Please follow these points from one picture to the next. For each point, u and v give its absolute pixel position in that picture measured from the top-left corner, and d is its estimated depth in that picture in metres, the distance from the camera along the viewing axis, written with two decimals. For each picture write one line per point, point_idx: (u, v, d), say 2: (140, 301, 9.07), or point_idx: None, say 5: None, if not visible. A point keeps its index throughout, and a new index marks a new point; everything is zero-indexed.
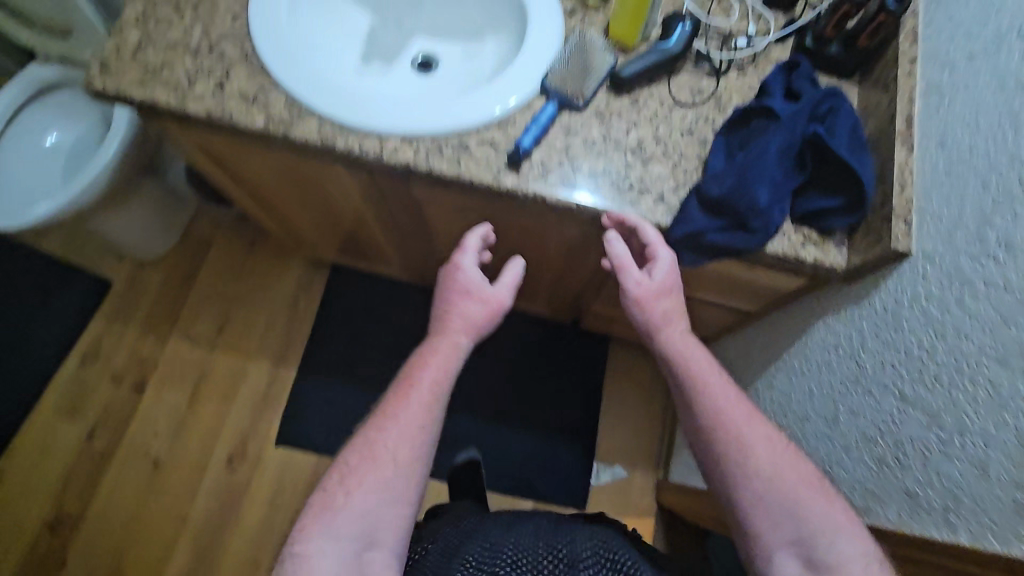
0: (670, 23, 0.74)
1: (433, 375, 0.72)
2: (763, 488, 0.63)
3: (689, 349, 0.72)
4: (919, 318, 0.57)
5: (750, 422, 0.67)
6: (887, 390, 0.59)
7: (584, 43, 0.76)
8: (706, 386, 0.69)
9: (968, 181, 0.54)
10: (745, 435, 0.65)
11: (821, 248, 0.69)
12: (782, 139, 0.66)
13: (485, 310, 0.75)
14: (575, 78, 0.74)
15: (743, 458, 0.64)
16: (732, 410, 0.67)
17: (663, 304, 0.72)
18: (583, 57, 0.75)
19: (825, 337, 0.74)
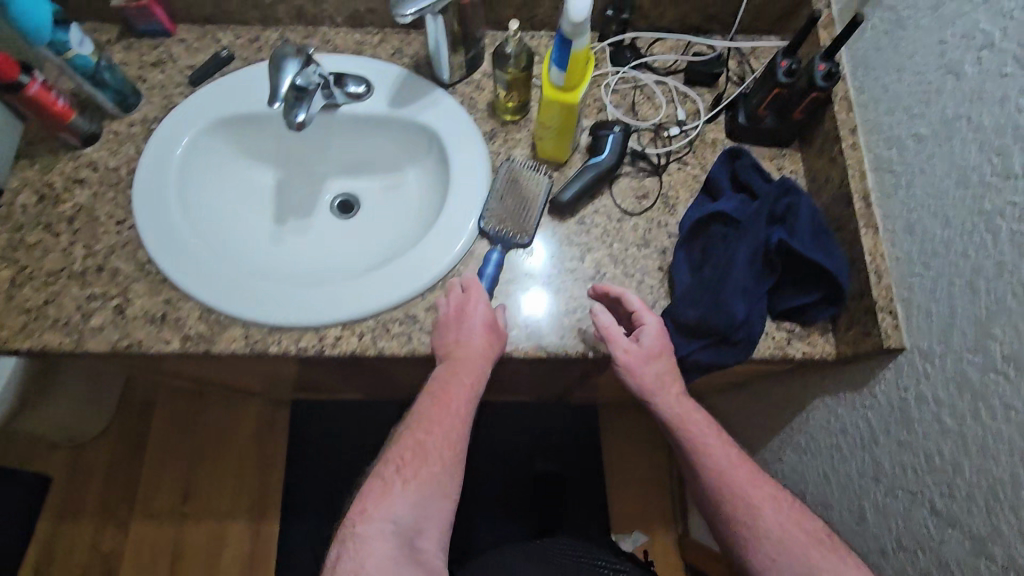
0: (599, 135, 0.70)
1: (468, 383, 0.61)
2: (776, 556, 0.59)
3: (688, 413, 0.63)
4: (932, 423, 0.54)
5: (756, 484, 0.62)
6: (915, 498, 0.56)
7: (514, 171, 0.69)
8: (706, 451, 0.62)
9: (951, 280, 0.51)
10: (750, 500, 0.60)
11: (808, 340, 0.64)
12: (747, 247, 0.61)
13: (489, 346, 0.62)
14: (512, 216, 0.68)
15: (750, 529, 0.60)
16: (731, 479, 0.61)
17: (653, 366, 0.62)
18: (517, 189, 0.69)
19: (828, 420, 0.70)
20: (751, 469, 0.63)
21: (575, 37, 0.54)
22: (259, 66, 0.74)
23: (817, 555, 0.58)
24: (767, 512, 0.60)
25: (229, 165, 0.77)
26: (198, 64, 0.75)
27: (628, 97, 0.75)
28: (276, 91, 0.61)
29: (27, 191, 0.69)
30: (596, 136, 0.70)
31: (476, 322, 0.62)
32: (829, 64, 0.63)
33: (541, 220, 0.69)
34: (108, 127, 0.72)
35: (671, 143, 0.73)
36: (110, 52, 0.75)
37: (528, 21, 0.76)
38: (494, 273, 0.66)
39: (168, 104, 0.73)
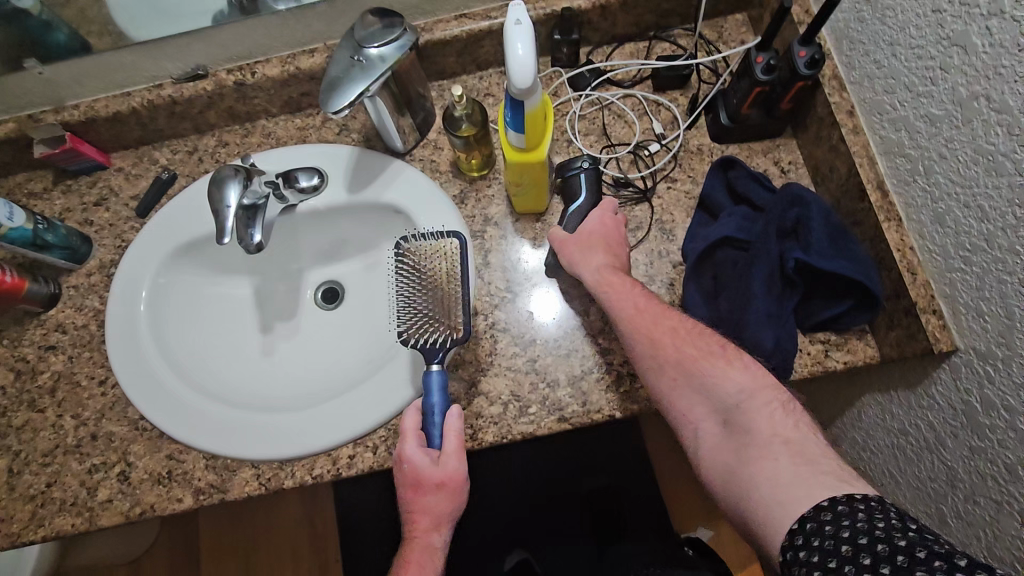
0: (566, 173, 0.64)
1: None
2: (680, 392, 0.52)
3: (606, 275, 0.58)
4: (1007, 432, 0.48)
5: (657, 323, 0.55)
6: (1001, 508, 0.50)
7: (418, 250, 0.60)
8: (611, 304, 0.56)
9: (1001, 276, 0.46)
10: (654, 336, 0.54)
11: (846, 348, 0.59)
12: (760, 269, 0.56)
13: (446, 503, 0.56)
14: (441, 311, 0.58)
15: (647, 363, 0.54)
16: (636, 323, 0.55)
17: (580, 240, 0.60)
18: (428, 278, 0.59)
19: (885, 419, 0.64)
20: (659, 309, 0.56)
21: (526, 98, 0.49)
22: (203, 180, 0.70)
23: (709, 363, 0.51)
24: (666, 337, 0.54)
25: (198, 285, 0.73)
26: (143, 192, 0.71)
27: (597, 121, 0.69)
28: (223, 225, 0.56)
29: (3, 370, 0.66)
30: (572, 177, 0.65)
31: (434, 482, 0.55)
32: (811, 50, 0.56)
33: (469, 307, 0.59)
34: (67, 283, 0.69)
35: (654, 162, 0.67)
36: (50, 201, 0.71)
37: (472, 65, 0.70)
38: (442, 401, 0.56)
39: (122, 244, 0.69)
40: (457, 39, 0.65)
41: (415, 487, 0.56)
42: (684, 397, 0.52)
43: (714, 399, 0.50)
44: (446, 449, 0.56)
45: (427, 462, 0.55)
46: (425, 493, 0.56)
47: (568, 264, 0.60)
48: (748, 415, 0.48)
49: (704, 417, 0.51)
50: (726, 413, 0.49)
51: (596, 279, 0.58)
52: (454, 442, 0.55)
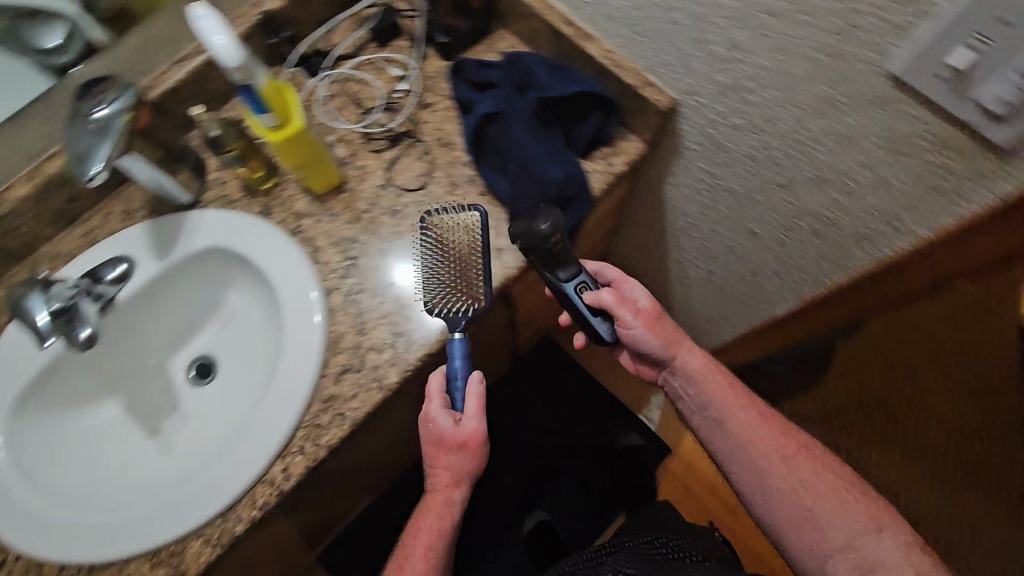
0: (528, 226, 0.61)
1: (426, 541, 0.66)
2: (777, 473, 0.66)
3: (710, 371, 0.72)
4: (734, 131, 0.61)
5: (793, 443, 0.68)
6: (767, 190, 0.64)
7: (439, 227, 0.65)
8: (735, 409, 0.70)
9: (662, 27, 0.59)
10: (785, 447, 0.68)
11: (618, 149, 0.72)
12: (521, 125, 0.66)
13: (466, 458, 0.65)
14: (455, 283, 0.63)
15: (781, 470, 0.66)
16: (760, 432, 0.69)
17: (665, 327, 0.71)
18: (453, 252, 0.64)
19: (682, 192, 0.77)
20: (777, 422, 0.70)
21: (251, 80, 0.55)
22: (7, 325, 0.67)
23: (846, 496, 0.64)
24: (778, 450, 0.67)
25: (60, 426, 0.69)
26: None
27: (346, 93, 0.77)
28: (37, 326, 0.57)
29: None
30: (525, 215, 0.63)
31: (452, 438, 0.63)
32: None
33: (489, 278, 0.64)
34: None
35: (407, 98, 0.76)
36: None
37: (214, 100, 0.74)
38: (463, 367, 0.62)
39: None
40: (184, 80, 0.70)
41: (439, 444, 0.64)
42: (816, 514, 0.64)
43: (843, 526, 0.63)
44: (467, 410, 0.62)
45: (446, 421, 0.63)
46: (448, 451, 0.64)
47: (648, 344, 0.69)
48: (875, 547, 0.61)
49: (831, 543, 0.63)
50: (848, 544, 0.62)
51: (699, 377, 0.72)
52: (475, 404, 0.62)
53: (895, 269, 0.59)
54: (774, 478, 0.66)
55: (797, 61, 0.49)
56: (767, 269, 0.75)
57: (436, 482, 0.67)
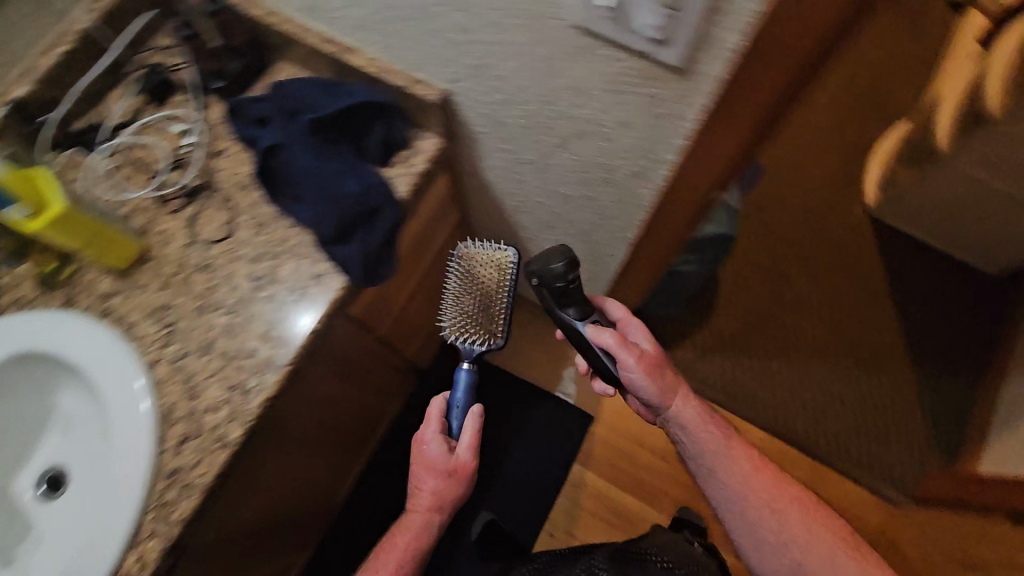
0: (544, 266, 0.71)
1: (396, 556, 0.84)
2: (756, 511, 0.78)
3: (707, 421, 0.81)
4: (502, 105, 0.64)
5: (784, 494, 0.78)
6: (553, 152, 0.67)
7: (464, 260, 0.89)
8: (733, 459, 0.80)
9: (401, 25, 0.60)
10: (770, 499, 0.78)
11: (418, 150, 0.74)
12: (306, 152, 0.67)
13: (447, 481, 0.86)
14: (476, 316, 0.87)
15: (769, 514, 0.77)
16: (756, 483, 0.79)
17: (664, 375, 0.78)
18: (477, 284, 0.88)
19: (497, 173, 0.80)
20: (778, 476, 0.80)
21: None
22: None
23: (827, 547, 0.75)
24: (767, 503, 0.78)
25: None
26: None
27: (131, 162, 0.74)
28: None
29: None
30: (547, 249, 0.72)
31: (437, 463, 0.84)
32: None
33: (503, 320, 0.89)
34: None
35: (195, 150, 0.73)
36: None
37: None
38: (464, 399, 0.86)
39: None
40: None
41: (430, 467, 0.86)
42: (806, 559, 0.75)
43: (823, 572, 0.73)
44: (462, 441, 0.85)
45: (439, 451, 0.84)
46: (439, 474, 0.86)
47: (647, 392, 0.77)
48: None
49: None
50: None
51: (694, 425, 0.80)
52: (469, 437, 0.84)
53: (670, 197, 0.63)
54: (746, 513, 0.78)
55: (510, 30, 0.52)
56: (593, 225, 0.79)
57: (420, 501, 0.87)
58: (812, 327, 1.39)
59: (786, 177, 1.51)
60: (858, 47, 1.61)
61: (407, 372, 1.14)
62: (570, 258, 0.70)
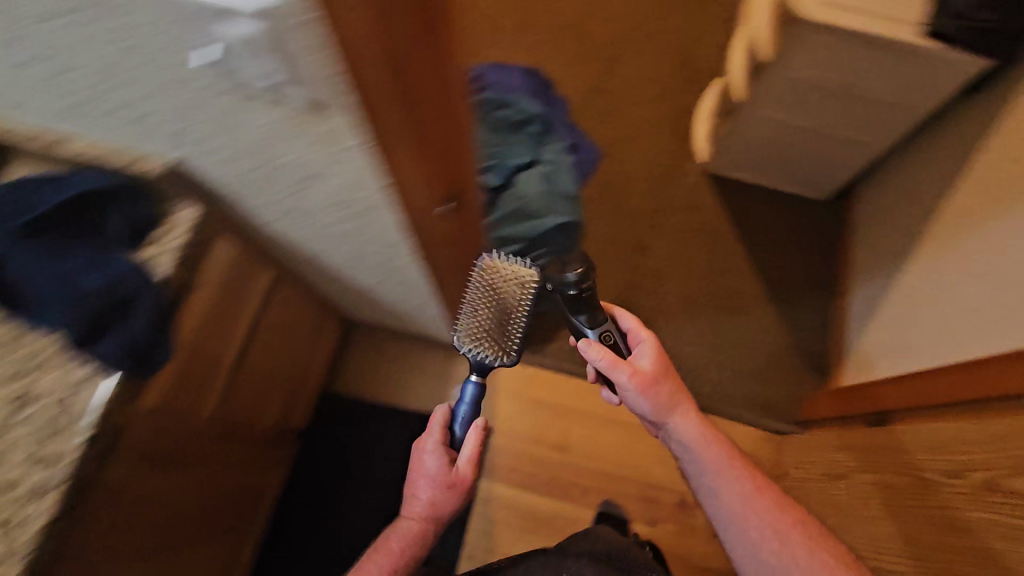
0: (560, 276, 0.89)
1: (387, 562, 0.94)
2: (751, 522, 0.92)
3: (698, 431, 0.97)
4: (228, 164, 0.62)
5: (780, 506, 0.92)
6: (303, 196, 0.66)
7: (486, 267, 0.81)
8: (727, 467, 0.95)
9: (85, 109, 0.57)
10: (760, 505, 0.92)
11: (174, 225, 0.70)
12: (38, 259, 0.64)
13: (444, 494, 0.93)
14: (493, 324, 0.82)
15: (762, 515, 0.91)
16: (752, 495, 0.93)
17: (660, 390, 0.95)
18: (493, 295, 0.81)
19: (279, 223, 0.78)
20: (771, 490, 0.94)
21: None
22: None
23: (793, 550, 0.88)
24: (769, 524, 0.90)
25: None
26: None
27: None
28: None
29: None
30: (565, 259, 0.91)
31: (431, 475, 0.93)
32: None
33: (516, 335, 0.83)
34: None
35: None
36: None
37: None
38: (468, 411, 0.89)
39: None
40: None
41: (428, 478, 0.94)
42: (773, 553, 0.88)
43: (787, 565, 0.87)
44: (463, 453, 0.91)
45: (436, 463, 0.92)
46: (441, 485, 0.93)
47: (640, 404, 0.95)
48: None
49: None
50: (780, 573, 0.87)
51: (695, 442, 0.97)
52: (471, 447, 0.90)
53: (413, 230, 0.63)
54: (746, 530, 0.92)
55: (170, 96, 0.49)
56: (390, 254, 0.78)
57: (416, 509, 0.96)
58: (674, 288, 1.46)
59: (623, 154, 1.58)
60: (662, 21, 1.73)
61: (275, 434, 1.13)
62: (584, 268, 0.88)
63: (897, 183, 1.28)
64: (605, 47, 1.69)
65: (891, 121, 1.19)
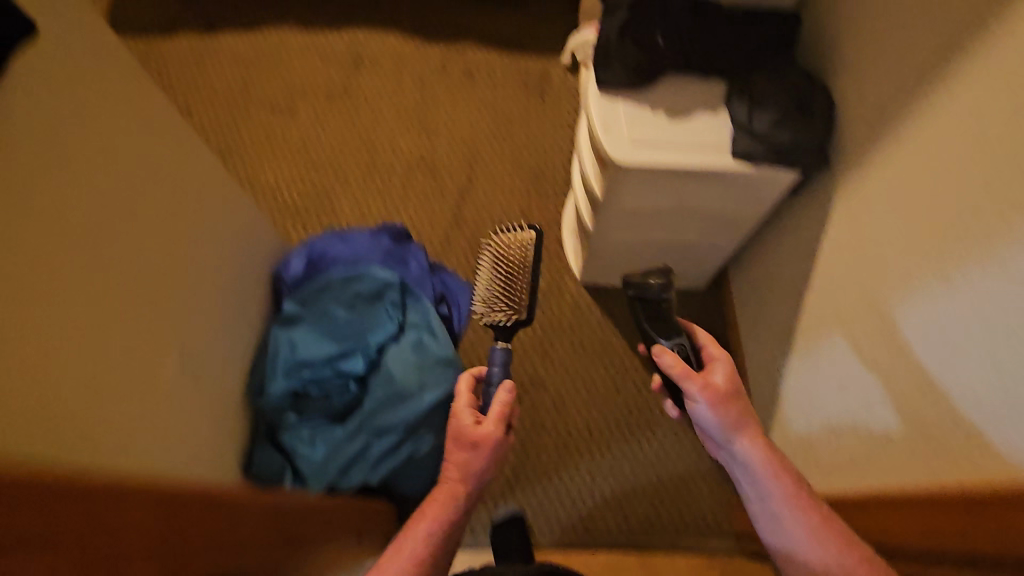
0: (640, 280, 0.99)
1: (425, 526, 0.88)
2: (810, 547, 0.79)
3: (768, 453, 0.87)
4: None
5: (839, 531, 0.79)
6: None
7: (489, 247, 1.14)
8: (790, 484, 0.85)
9: None
10: (819, 523, 0.81)
11: None
12: None
13: (478, 455, 0.94)
14: (492, 302, 1.07)
15: (819, 532, 0.80)
16: (813, 515, 0.82)
17: (730, 407, 0.90)
18: (514, 261, 1.07)
19: None
20: (832, 519, 0.82)
21: None
22: None
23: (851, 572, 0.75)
24: (831, 553, 0.77)
25: None
26: None
27: None
28: None
29: None
30: (650, 272, 0.99)
31: (465, 431, 0.97)
32: None
33: (530, 292, 1.04)
34: None
35: None
36: None
37: None
38: (498, 374, 1.01)
39: None
40: None
41: (458, 440, 0.98)
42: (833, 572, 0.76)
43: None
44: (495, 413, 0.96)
45: (466, 422, 0.98)
46: (466, 445, 0.96)
47: (713, 419, 0.90)
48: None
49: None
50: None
51: (758, 465, 0.87)
52: (499, 404, 0.96)
53: None
54: (806, 557, 0.80)
55: None
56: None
57: (451, 471, 0.96)
58: (580, 418, 1.40)
59: None
60: (511, 138, 1.73)
61: None
62: (664, 279, 0.97)
63: (762, 274, 1.28)
64: (461, 175, 1.67)
65: (737, 223, 1.20)
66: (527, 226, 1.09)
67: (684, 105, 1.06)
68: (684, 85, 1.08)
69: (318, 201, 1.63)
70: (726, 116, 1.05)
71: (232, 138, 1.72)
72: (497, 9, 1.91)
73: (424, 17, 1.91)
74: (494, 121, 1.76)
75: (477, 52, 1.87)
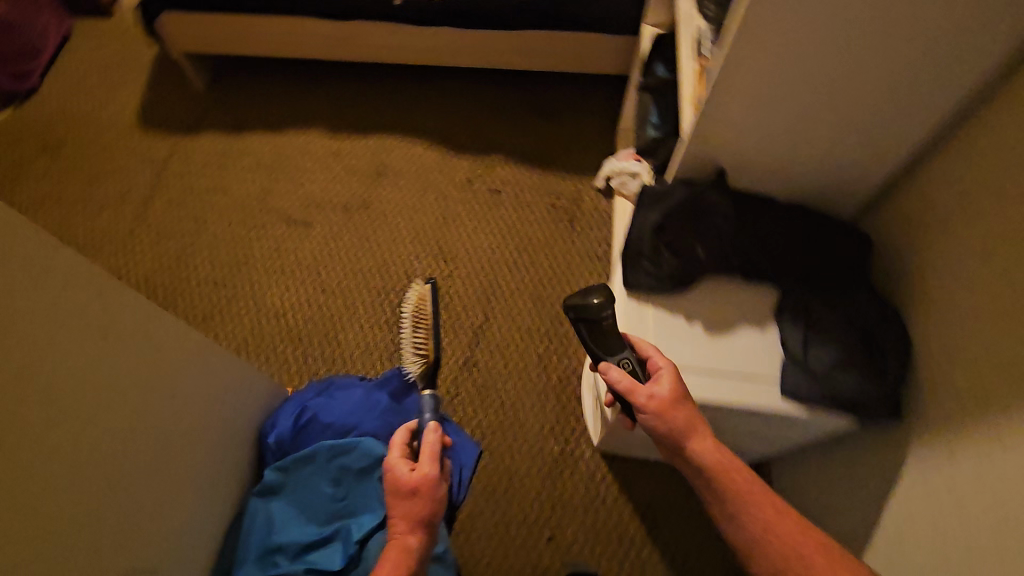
0: (583, 299, 0.87)
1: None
2: (772, 545, 0.76)
3: (716, 451, 0.82)
4: None
5: (793, 526, 0.77)
6: None
7: (408, 306, 1.38)
8: (737, 479, 0.81)
9: None
10: (771, 519, 0.78)
11: None
12: None
13: (417, 503, 1.00)
14: (414, 353, 1.28)
15: (772, 529, 0.77)
16: (765, 508, 0.79)
17: (677, 413, 0.82)
18: (427, 317, 1.33)
19: None
20: (786, 511, 0.79)
21: None
22: None
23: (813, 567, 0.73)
24: (791, 547, 0.75)
25: None
26: None
27: None
28: None
29: None
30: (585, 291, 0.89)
31: (401, 477, 1.02)
32: None
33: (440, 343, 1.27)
34: None
35: None
36: None
37: None
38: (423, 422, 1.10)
39: None
40: None
41: (394, 489, 1.02)
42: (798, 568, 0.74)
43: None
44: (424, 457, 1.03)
45: (400, 470, 1.02)
46: (405, 496, 1.00)
47: (663, 426, 0.81)
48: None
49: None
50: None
51: (711, 465, 0.81)
52: (427, 447, 1.03)
53: None
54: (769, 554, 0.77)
55: None
56: None
57: (397, 524, 1.00)
58: None
59: (509, 442, 1.38)
60: (532, 268, 1.62)
61: None
62: (606, 296, 0.87)
63: (800, 485, 1.10)
64: (474, 308, 1.56)
65: (776, 440, 1.02)
66: (426, 285, 1.37)
67: (723, 315, 0.91)
68: (727, 289, 0.92)
69: (321, 328, 1.54)
70: (775, 335, 0.89)
71: (245, 250, 1.67)
72: (529, 122, 1.82)
73: (452, 126, 1.83)
74: (514, 246, 1.64)
75: (504, 167, 1.77)
